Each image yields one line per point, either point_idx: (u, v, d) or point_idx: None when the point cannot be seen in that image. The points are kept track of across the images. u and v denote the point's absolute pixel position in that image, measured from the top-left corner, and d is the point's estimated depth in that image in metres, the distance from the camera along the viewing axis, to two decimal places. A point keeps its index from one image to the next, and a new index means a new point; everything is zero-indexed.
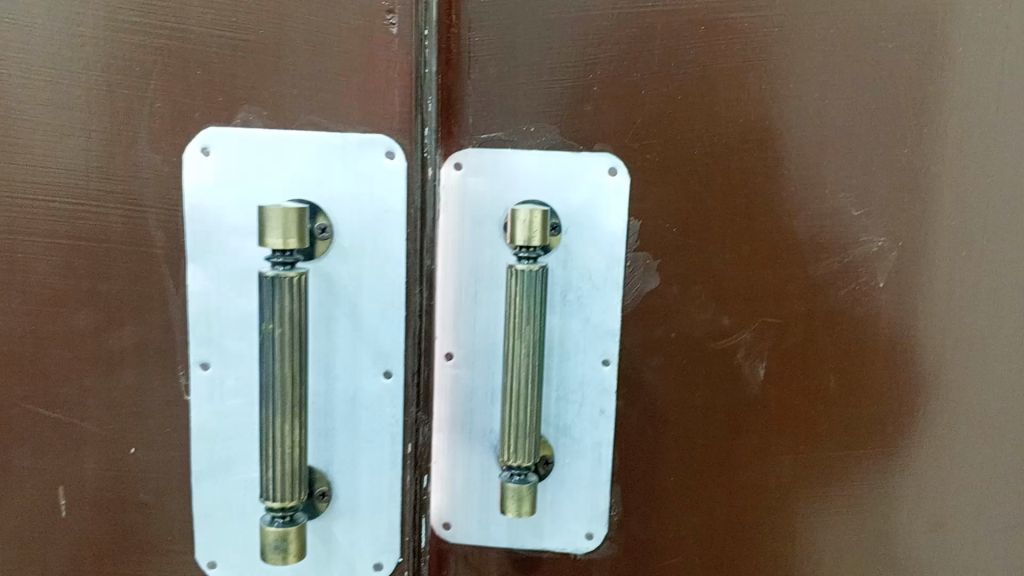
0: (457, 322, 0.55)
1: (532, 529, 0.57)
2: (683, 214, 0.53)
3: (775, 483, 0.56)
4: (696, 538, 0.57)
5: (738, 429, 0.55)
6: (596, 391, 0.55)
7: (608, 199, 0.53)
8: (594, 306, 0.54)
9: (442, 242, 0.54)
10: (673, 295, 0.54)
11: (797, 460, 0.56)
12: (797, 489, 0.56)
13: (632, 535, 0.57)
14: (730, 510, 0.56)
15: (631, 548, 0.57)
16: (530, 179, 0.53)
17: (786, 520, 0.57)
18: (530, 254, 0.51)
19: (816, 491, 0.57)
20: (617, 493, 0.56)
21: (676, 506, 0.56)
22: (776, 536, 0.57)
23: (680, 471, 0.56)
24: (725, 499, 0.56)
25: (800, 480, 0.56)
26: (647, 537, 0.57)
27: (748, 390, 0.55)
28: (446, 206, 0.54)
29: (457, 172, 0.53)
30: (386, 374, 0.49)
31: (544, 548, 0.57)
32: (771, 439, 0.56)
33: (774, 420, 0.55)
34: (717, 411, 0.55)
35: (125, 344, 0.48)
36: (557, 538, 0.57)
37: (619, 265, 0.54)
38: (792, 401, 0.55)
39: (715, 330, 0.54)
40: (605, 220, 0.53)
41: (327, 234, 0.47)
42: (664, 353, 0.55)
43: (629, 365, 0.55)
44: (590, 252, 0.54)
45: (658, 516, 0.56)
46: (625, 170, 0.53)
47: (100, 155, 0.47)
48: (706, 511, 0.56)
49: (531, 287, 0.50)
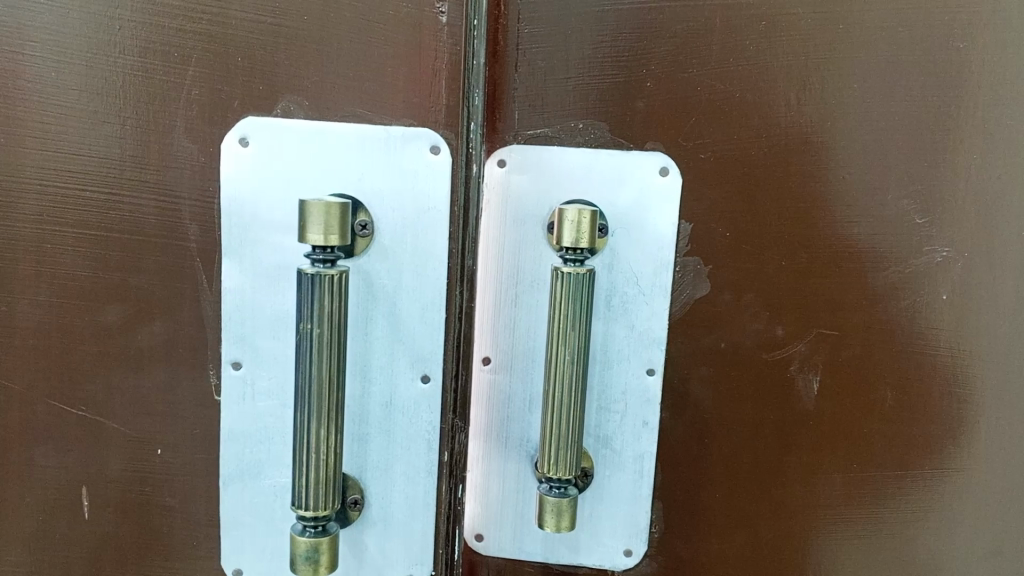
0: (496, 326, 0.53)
1: (569, 544, 0.55)
2: (737, 218, 0.51)
3: (826, 502, 0.54)
4: (742, 560, 0.54)
5: (790, 446, 0.53)
6: (640, 401, 0.53)
7: (658, 200, 0.51)
8: (640, 312, 0.52)
9: (483, 242, 0.52)
10: (725, 303, 0.51)
11: (850, 479, 0.53)
12: (849, 509, 0.54)
13: (673, 553, 0.54)
14: (777, 530, 0.54)
15: (672, 566, 0.55)
16: (576, 178, 0.51)
17: (836, 541, 0.54)
18: (577, 256, 0.48)
19: (868, 511, 0.54)
20: (660, 509, 0.54)
21: (720, 524, 0.54)
22: (826, 559, 0.55)
23: (726, 487, 0.53)
24: (773, 519, 0.54)
25: (852, 501, 0.54)
26: (689, 555, 0.54)
27: (801, 405, 0.52)
28: (488, 205, 0.52)
29: (500, 169, 0.51)
30: (424, 378, 0.47)
31: (580, 563, 0.55)
32: (823, 456, 0.53)
33: (827, 436, 0.53)
34: (768, 426, 0.53)
35: (154, 340, 0.46)
36: (594, 553, 0.55)
37: (667, 270, 0.51)
38: (846, 417, 0.53)
39: (767, 341, 0.52)
40: (656, 222, 0.51)
41: (368, 231, 0.45)
42: (713, 363, 0.52)
43: (675, 374, 0.52)
44: (638, 256, 0.51)
45: (701, 534, 0.54)
46: (677, 171, 0.50)
47: (134, 143, 0.45)
48: (752, 530, 0.54)
49: (578, 290, 0.47)
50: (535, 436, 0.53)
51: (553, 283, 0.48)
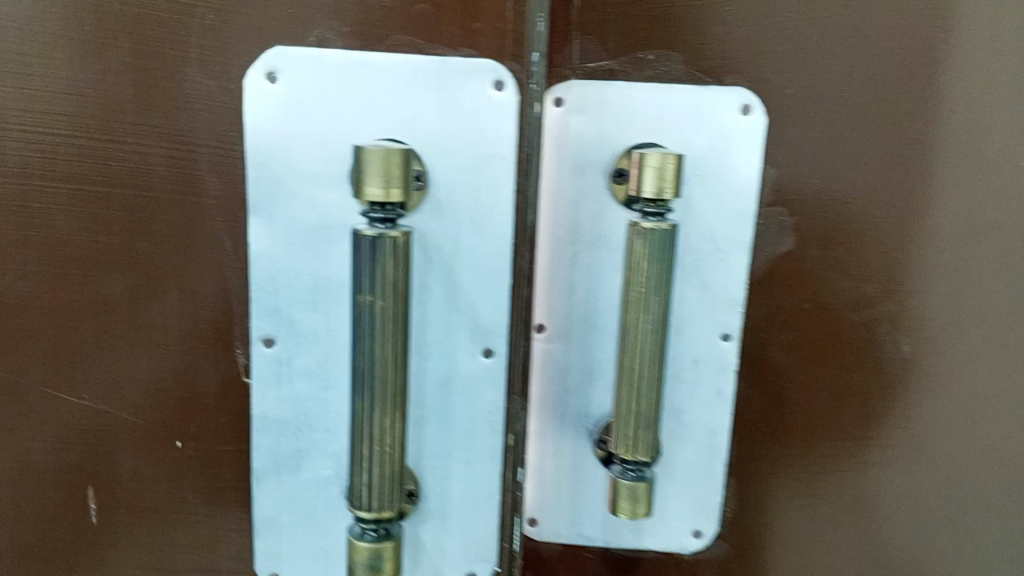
0: (552, 290, 0.47)
1: (633, 527, 0.49)
2: (827, 164, 0.45)
3: (912, 475, 0.49)
4: (818, 537, 0.50)
5: (875, 416, 0.48)
6: (713, 369, 0.47)
7: (737, 143, 0.45)
8: (715, 270, 0.46)
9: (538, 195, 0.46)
10: (812, 259, 0.46)
11: (937, 451, 0.49)
12: (937, 483, 0.49)
13: (747, 532, 0.50)
14: (856, 506, 0.50)
15: (745, 546, 0.50)
16: (644, 119, 0.45)
17: (921, 518, 0.50)
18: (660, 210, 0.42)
19: (958, 484, 0.49)
20: (733, 486, 0.49)
21: (798, 499, 0.49)
22: (911, 538, 0.50)
23: (805, 461, 0.49)
24: (852, 494, 0.49)
25: (941, 474, 0.49)
26: (763, 534, 0.50)
27: (890, 370, 0.48)
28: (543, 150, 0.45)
29: (558, 110, 0.45)
30: (486, 353, 0.41)
31: (645, 547, 0.50)
32: (912, 425, 0.48)
33: (918, 403, 0.48)
34: (852, 395, 0.48)
35: (169, 316, 0.39)
36: (660, 536, 0.50)
37: (748, 222, 0.45)
38: (938, 382, 0.48)
39: (857, 300, 0.47)
40: (735, 169, 0.45)
41: (422, 182, 0.39)
42: (795, 325, 0.47)
43: (753, 339, 0.47)
44: (715, 207, 0.45)
45: (777, 511, 0.49)
46: (761, 108, 0.44)
47: (137, 79, 0.37)
48: (831, 505, 0.49)
49: (661, 248, 0.41)
50: (597, 411, 0.48)
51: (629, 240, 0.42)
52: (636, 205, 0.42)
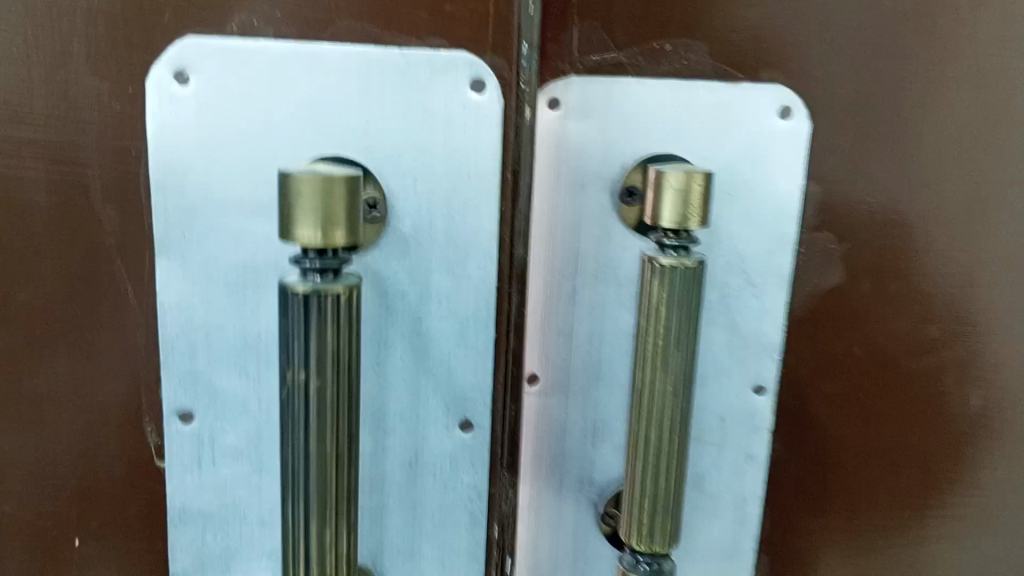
0: (547, 334, 0.38)
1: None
2: (882, 180, 0.37)
3: (976, 550, 0.41)
4: None
5: (936, 480, 0.40)
6: (743, 428, 0.39)
7: (773, 153, 0.36)
8: (747, 309, 0.38)
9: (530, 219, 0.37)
10: (862, 294, 0.38)
11: (1008, 518, 0.41)
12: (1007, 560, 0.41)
13: None
14: None
15: None
16: (660, 125, 0.36)
17: None
18: (682, 241, 0.33)
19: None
20: (764, 564, 0.41)
21: None
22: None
23: (851, 535, 0.41)
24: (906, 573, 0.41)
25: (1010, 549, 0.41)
26: None
27: (956, 427, 0.39)
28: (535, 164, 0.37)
29: (553, 114, 0.36)
30: (463, 425, 0.32)
31: None
32: (978, 492, 0.40)
33: (986, 465, 0.40)
34: (909, 456, 0.40)
35: (58, 380, 0.31)
36: None
37: (787, 251, 0.37)
38: (1009, 440, 0.40)
39: (917, 344, 0.38)
40: (772, 186, 0.37)
41: (379, 213, 0.30)
42: (841, 374, 0.39)
43: (790, 390, 0.39)
44: (745, 231, 0.37)
45: None
46: (802, 110, 0.36)
47: (11, 81, 0.29)
48: None
49: (687, 290, 0.32)
50: (602, 477, 0.40)
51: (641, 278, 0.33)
52: (654, 233, 0.34)
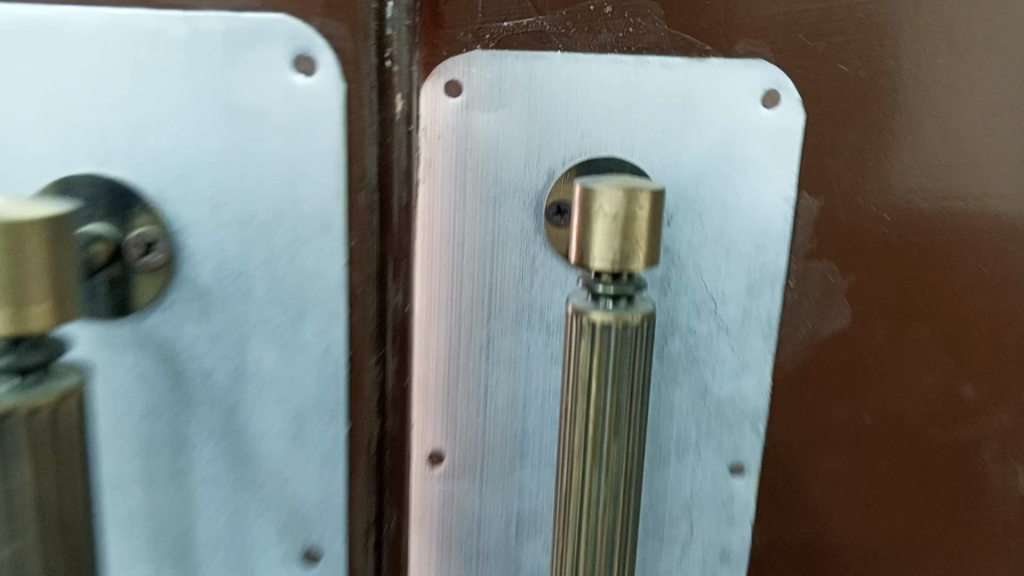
0: (453, 398, 0.28)
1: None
2: (899, 191, 0.27)
3: None
4: None
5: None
6: (716, 518, 0.29)
7: (755, 156, 0.27)
8: (720, 364, 0.28)
9: (424, 242, 0.27)
10: (874, 343, 0.28)
11: None
12: None
13: None
14: None
15: None
16: (601, 116, 0.26)
17: None
18: (623, 289, 0.23)
19: None
20: None
21: None
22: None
23: None
24: None
25: None
26: None
27: (997, 515, 0.30)
28: (430, 170, 0.27)
29: (453, 102, 0.26)
30: (299, 544, 0.27)
31: None
32: None
33: None
34: (933, 552, 0.30)
35: None
36: None
37: (771, 286, 0.28)
38: None
39: (949, 408, 0.29)
40: (751, 200, 0.27)
41: (155, 257, 0.25)
42: (847, 448, 0.29)
43: (779, 469, 0.29)
44: (717, 262, 0.27)
45: None
46: (794, 95, 0.26)
47: None
48: None
49: (631, 360, 0.23)
50: None
51: (569, 339, 0.23)
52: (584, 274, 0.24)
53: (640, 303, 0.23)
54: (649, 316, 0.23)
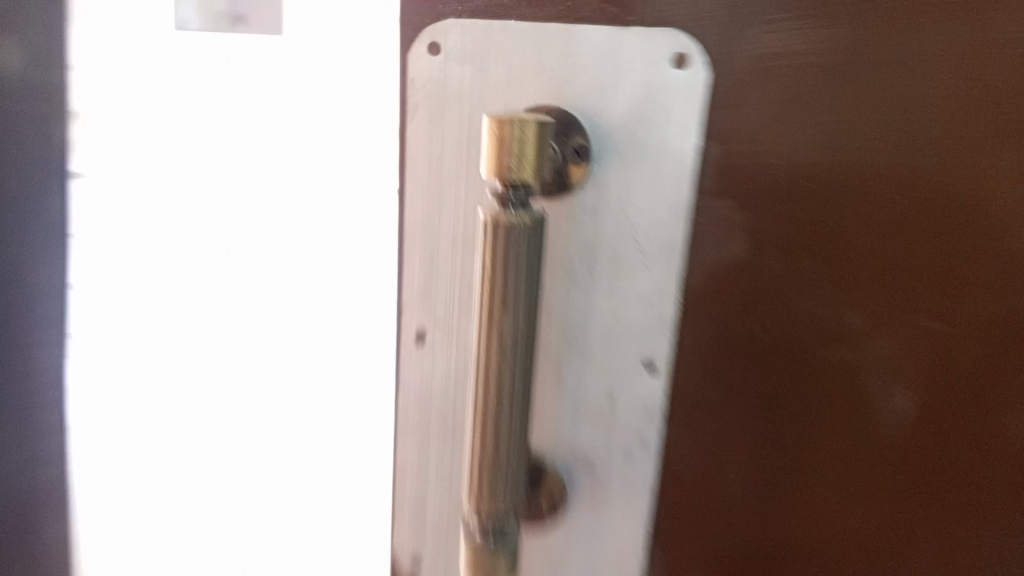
0: (428, 289, 0.37)
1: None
2: (789, 142, 0.31)
3: None
4: None
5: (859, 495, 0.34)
6: (636, 406, 0.36)
7: (669, 109, 0.32)
8: (638, 280, 0.35)
9: (408, 167, 0.36)
10: (762, 271, 0.32)
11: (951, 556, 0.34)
12: None
13: None
14: None
15: None
16: (544, 73, 0.33)
17: None
18: (522, 196, 0.31)
19: None
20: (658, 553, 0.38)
21: None
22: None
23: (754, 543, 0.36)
24: None
25: None
26: None
27: (880, 436, 0.33)
28: (415, 112, 0.35)
29: (436, 58, 0.35)
30: None
31: None
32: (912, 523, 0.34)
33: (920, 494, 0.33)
34: (825, 458, 0.34)
35: None
36: None
37: (679, 217, 0.33)
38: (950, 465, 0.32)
39: (832, 334, 0.32)
40: (664, 145, 0.33)
41: None
42: (740, 361, 0.34)
43: (686, 373, 0.35)
44: (632, 197, 0.34)
45: None
46: (701, 58, 0.31)
47: None
48: None
49: (523, 251, 0.31)
50: None
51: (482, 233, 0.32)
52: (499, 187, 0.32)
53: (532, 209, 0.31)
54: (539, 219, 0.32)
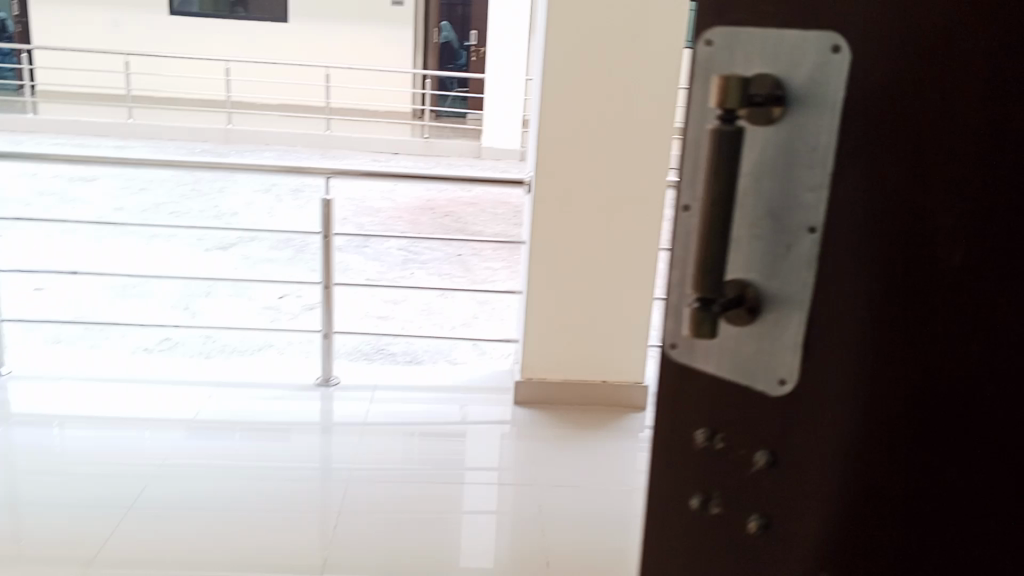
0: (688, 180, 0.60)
1: (729, 363, 0.60)
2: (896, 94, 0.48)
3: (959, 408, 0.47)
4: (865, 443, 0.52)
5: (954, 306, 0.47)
6: (804, 262, 0.53)
7: (832, 77, 0.50)
8: (809, 181, 0.52)
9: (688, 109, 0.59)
10: (877, 173, 0.49)
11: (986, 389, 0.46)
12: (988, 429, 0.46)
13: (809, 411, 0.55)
14: (904, 419, 0.50)
15: (807, 426, 0.55)
16: (768, 51, 0.54)
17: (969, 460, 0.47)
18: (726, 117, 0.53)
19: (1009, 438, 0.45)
20: (808, 368, 0.54)
21: (853, 400, 0.52)
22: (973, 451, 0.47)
23: (864, 364, 0.51)
24: (901, 410, 0.50)
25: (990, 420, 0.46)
26: (826, 420, 0.54)
27: (944, 291, 0.47)
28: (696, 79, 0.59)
29: (708, 47, 0.57)
30: None
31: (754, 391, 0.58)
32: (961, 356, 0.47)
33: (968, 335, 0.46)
34: (908, 305, 0.49)
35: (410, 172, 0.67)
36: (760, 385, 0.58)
37: (831, 137, 0.51)
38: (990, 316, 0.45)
39: (919, 216, 0.47)
40: (830, 96, 0.51)
41: None
42: (863, 233, 0.50)
43: (833, 240, 0.52)
44: (806, 129, 0.52)
45: (838, 402, 0.53)
46: (848, 48, 0.49)
47: None
48: (881, 412, 0.51)
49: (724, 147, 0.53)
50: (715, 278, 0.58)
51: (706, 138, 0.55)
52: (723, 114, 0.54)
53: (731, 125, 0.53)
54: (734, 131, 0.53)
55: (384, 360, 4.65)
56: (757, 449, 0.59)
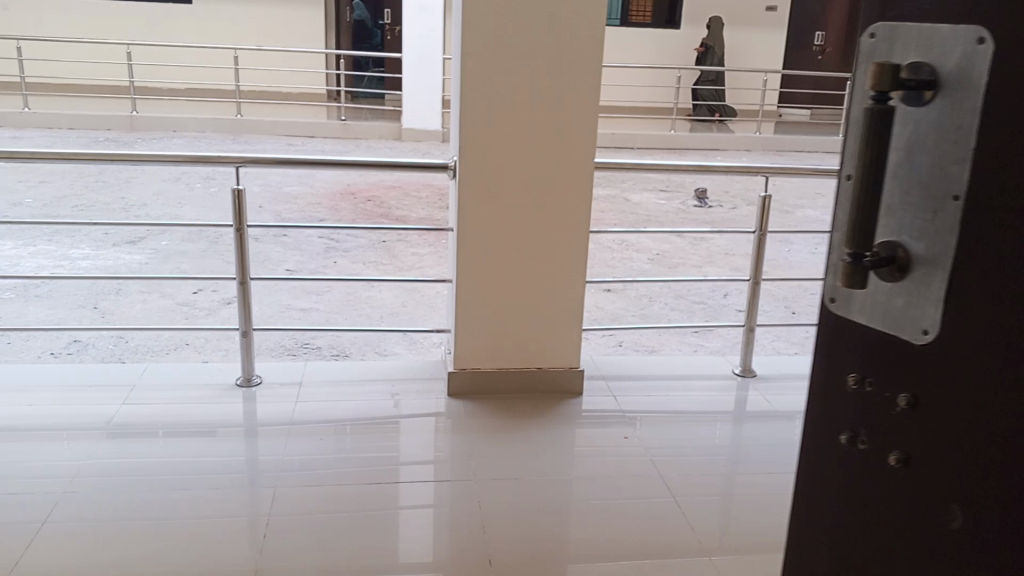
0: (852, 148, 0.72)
1: (881, 314, 0.72)
2: (1006, 78, 0.59)
3: None
4: (973, 385, 0.63)
5: None
6: (946, 218, 0.65)
7: (968, 69, 0.61)
8: (942, 153, 0.64)
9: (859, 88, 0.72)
10: (982, 142, 0.61)
11: None
12: None
13: (932, 359, 0.67)
14: (997, 367, 0.61)
15: (930, 374, 0.67)
16: (923, 42, 0.66)
17: None
18: (879, 98, 0.67)
19: None
20: (938, 317, 0.66)
21: (963, 352, 0.64)
22: None
23: (968, 321, 0.63)
24: (999, 357, 0.61)
25: None
26: (939, 368, 0.66)
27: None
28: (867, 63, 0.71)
29: (874, 40, 0.71)
30: None
31: (900, 336, 0.70)
32: None
33: None
34: (1005, 268, 0.59)
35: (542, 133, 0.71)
36: (908, 329, 0.69)
37: (967, 115, 0.62)
38: None
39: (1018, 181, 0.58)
40: (963, 79, 0.62)
41: None
42: (974, 195, 0.62)
43: (965, 199, 0.63)
44: (946, 114, 0.64)
45: (954, 352, 0.64)
46: (990, 40, 0.60)
47: None
48: (982, 365, 0.62)
49: (875, 125, 0.67)
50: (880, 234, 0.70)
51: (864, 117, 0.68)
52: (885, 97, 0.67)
53: (883, 105, 0.67)
54: (883, 113, 0.67)
55: (308, 356, 4.45)
56: (898, 393, 0.70)
